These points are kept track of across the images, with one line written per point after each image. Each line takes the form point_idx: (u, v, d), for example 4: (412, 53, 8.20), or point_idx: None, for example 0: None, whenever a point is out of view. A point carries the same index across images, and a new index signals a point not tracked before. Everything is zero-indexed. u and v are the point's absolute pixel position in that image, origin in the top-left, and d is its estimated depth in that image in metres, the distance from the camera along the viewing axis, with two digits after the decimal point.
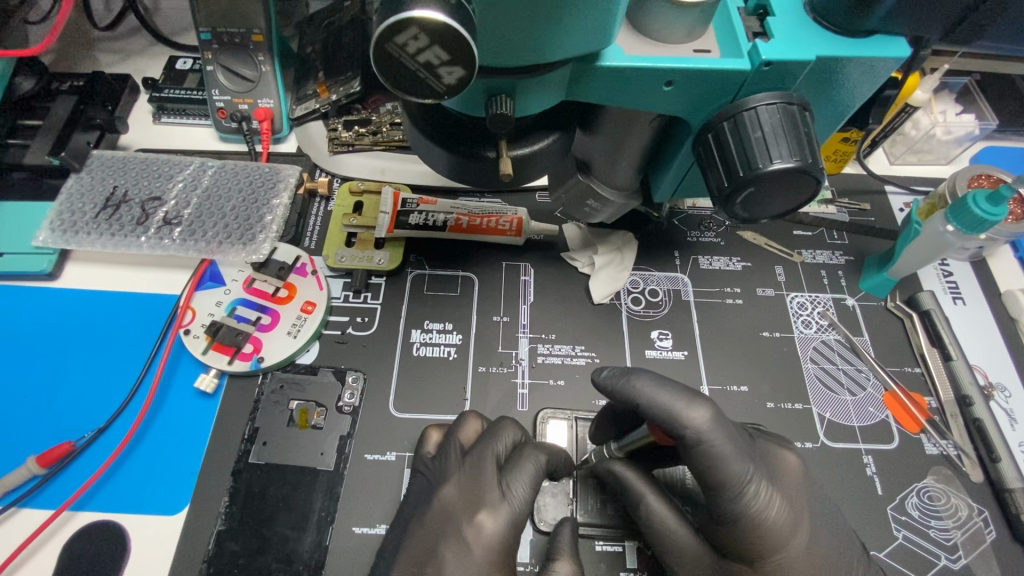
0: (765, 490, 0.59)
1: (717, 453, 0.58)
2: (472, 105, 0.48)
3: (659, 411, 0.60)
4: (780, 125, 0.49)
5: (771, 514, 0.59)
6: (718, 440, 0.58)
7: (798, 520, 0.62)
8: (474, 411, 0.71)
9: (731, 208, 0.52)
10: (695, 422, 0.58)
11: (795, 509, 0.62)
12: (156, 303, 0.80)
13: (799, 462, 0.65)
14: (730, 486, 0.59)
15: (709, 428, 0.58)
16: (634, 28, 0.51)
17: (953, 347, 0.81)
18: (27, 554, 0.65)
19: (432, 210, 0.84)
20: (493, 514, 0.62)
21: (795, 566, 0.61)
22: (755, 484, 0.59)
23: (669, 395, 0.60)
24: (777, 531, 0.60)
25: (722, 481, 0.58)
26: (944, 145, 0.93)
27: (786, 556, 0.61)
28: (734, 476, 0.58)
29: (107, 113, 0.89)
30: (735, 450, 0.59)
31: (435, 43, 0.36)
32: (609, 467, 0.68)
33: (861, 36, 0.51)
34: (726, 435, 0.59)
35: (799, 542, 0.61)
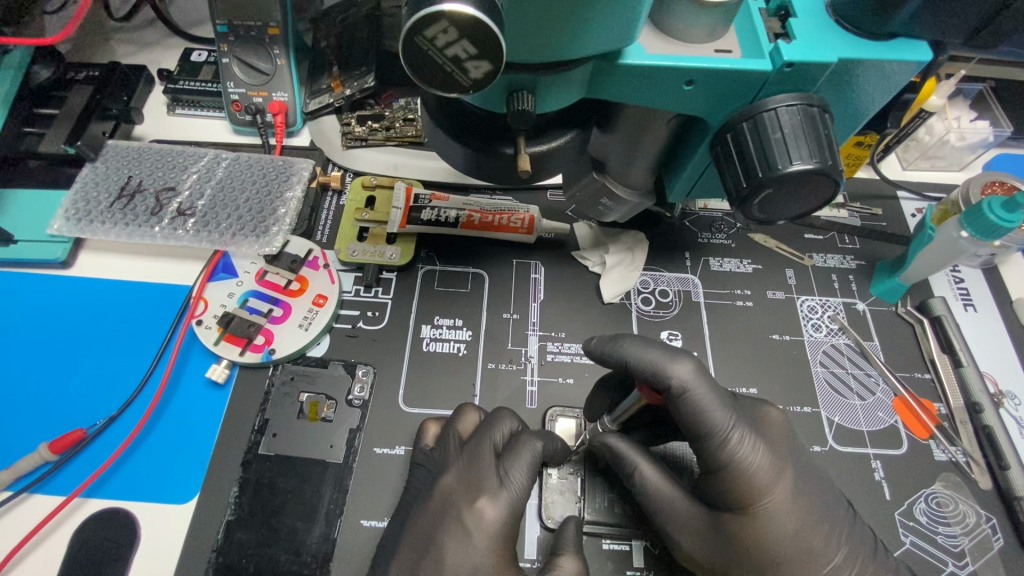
0: (749, 439, 0.61)
1: (702, 402, 0.60)
2: (493, 102, 0.48)
3: (645, 366, 0.61)
4: (800, 126, 0.49)
5: (755, 461, 0.60)
6: (702, 390, 0.60)
7: (785, 469, 0.62)
8: (472, 403, 0.72)
9: (749, 208, 0.52)
10: (681, 374, 0.60)
11: (779, 457, 0.63)
12: (168, 294, 0.81)
13: (783, 417, 0.66)
14: (714, 434, 0.60)
15: (694, 380, 0.60)
16: (655, 28, 0.51)
17: (965, 353, 0.81)
18: (39, 538, 0.66)
19: (445, 206, 0.84)
20: (493, 501, 0.62)
21: (783, 513, 0.61)
22: (739, 432, 0.60)
23: (655, 351, 0.61)
24: (764, 478, 0.61)
25: (706, 431, 0.60)
26: (958, 152, 0.92)
27: (775, 504, 0.61)
28: (718, 425, 0.60)
29: (122, 104, 0.90)
30: (717, 399, 0.60)
31: (464, 37, 0.36)
32: (604, 441, 0.68)
33: (882, 40, 0.51)
34: (709, 386, 0.60)
35: (787, 491, 0.61)
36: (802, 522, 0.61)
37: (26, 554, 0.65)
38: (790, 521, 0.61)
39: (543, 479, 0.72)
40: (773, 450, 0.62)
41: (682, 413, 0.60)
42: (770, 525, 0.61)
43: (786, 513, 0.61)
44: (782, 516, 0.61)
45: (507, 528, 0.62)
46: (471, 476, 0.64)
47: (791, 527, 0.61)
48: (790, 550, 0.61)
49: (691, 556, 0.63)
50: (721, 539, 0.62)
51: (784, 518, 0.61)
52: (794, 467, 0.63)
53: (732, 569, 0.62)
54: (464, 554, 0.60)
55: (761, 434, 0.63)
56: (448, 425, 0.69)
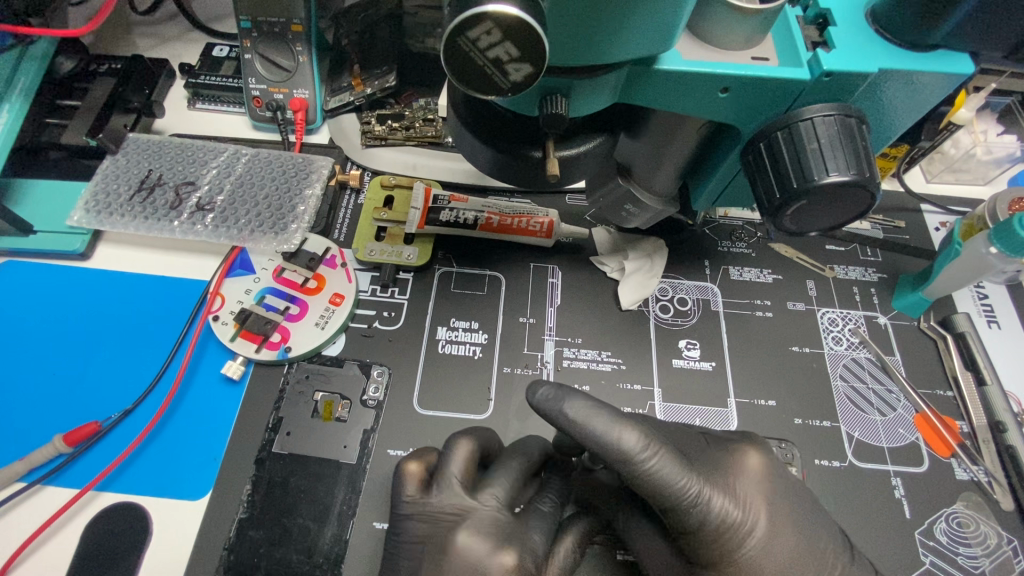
0: (716, 497, 0.59)
1: (658, 473, 0.58)
2: (525, 104, 0.47)
3: (591, 435, 0.58)
4: (837, 137, 0.48)
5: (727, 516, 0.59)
6: (654, 460, 0.58)
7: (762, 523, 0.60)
8: (468, 434, 0.66)
9: (780, 219, 0.52)
10: (635, 447, 0.58)
11: (756, 511, 0.60)
12: (186, 289, 0.81)
13: (764, 465, 0.63)
14: (678, 498, 0.58)
15: (639, 446, 0.58)
16: (691, 32, 0.50)
17: (988, 371, 0.79)
18: (52, 531, 0.66)
19: (464, 208, 0.82)
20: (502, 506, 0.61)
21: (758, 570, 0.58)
22: (702, 490, 0.59)
23: (602, 420, 0.59)
24: (736, 535, 0.59)
25: (669, 495, 0.58)
26: (984, 166, 0.91)
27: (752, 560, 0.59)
28: (681, 491, 0.58)
29: (144, 97, 0.89)
30: (671, 462, 0.58)
31: (507, 39, 0.36)
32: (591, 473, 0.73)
33: (924, 50, 0.50)
34: (661, 454, 0.58)
35: (762, 546, 0.59)
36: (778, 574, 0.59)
37: (40, 545, 0.65)
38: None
39: None
40: (745, 504, 0.60)
41: (638, 484, 0.58)
42: None
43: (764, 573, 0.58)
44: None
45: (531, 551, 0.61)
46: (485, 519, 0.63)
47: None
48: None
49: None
50: None
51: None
52: (772, 522, 0.60)
53: None
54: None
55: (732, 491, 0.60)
56: (442, 464, 0.64)
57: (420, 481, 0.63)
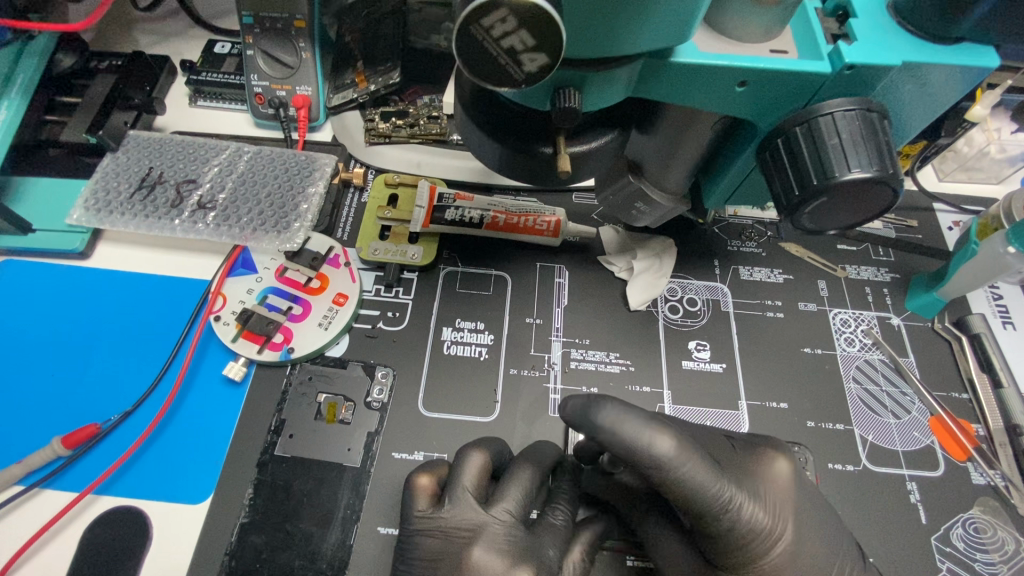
0: (745, 504, 0.57)
1: (692, 479, 0.55)
2: (537, 98, 0.45)
3: (625, 444, 0.53)
4: (859, 132, 0.46)
5: (754, 524, 0.57)
6: (688, 467, 0.54)
7: (784, 526, 0.59)
8: (479, 445, 0.65)
9: (798, 217, 0.50)
10: (667, 455, 0.54)
11: (779, 516, 0.59)
12: (187, 289, 0.79)
13: (789, 469, 0.62)
14: (710, 506, 0.56)
15: (674, 456, 0.54)
16: (707, 24, 0.49)
17: (1005, 373, 0.78)
18: (50, 535, 0.65)
19: (469, 206, 0.81)
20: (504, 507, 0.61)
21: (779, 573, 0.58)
22: (735, 498, 0.56)
23: (633, 425, 0.54)
24: (760, 541, 0.58)
25: (702, 504, 0.55)
26: (997, 164, 0.89)
27: (773, 564, 0.58)
28: (713, 498, 0.55)
29: (145, 94, 0.88)
30: (708, 471, 0.55)
31: (523, 27, 0.34)
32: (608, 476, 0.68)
33: (948, 43, 0.48)
34: (695, 461, 0.55)
35: (786, 551, 0.58)
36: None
37: (38, 550, 0.64)
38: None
39: None
40: (771, 509, 0.59)
41: (669, 490, 0.55)
42: None
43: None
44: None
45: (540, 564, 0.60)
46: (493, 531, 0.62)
47: None
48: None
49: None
50: None
51: None
52: (794, 526, 0.60)
53: None
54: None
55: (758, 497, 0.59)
56: (453, 478, 0.63)
57: (432, 495, 0.63)
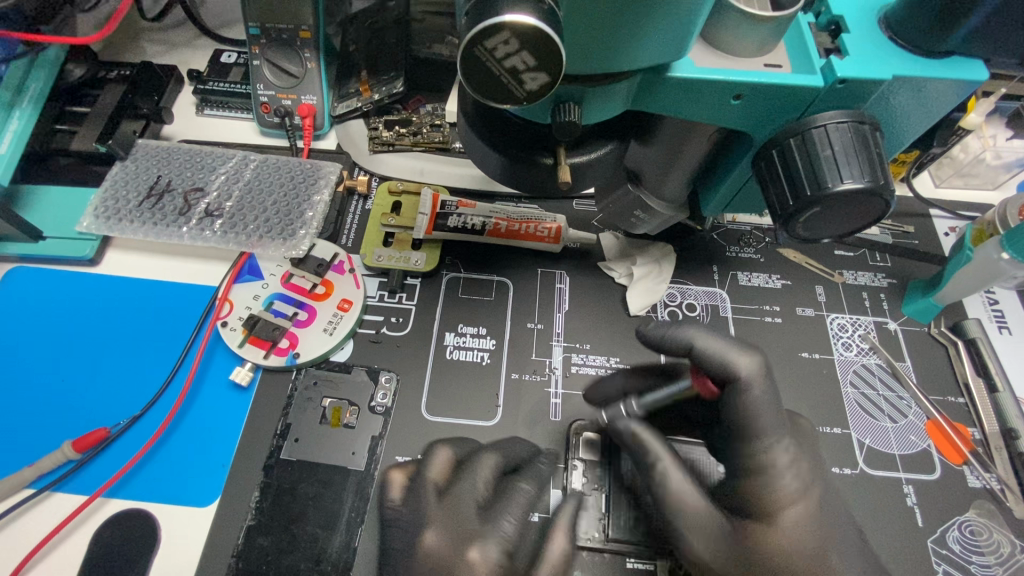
0: (792, 450, 0.59)
1: (753, 397, 0.59)
2: (537, 112, 0.47)
3: (713, 353, 0.61)
4: (851, 144, 0.48)
5: (793, 471, 0.59)
6: (760, 385, 0.59)
7: (812, 486, 0.60)
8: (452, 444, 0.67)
9: (793, 226, 0.51)
10: (741, 367, 0.59)
11: (812, 474, 0.61)
12: (194, 295, 0.81)
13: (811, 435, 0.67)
14: (765, 435, 0.58)
15: (756, 373, 0.59)
16: (703, 39, 0.50)
17: (1000, 378, 0.79)
18: (61, 537, 0.66)
19: (471, 213, 0.83)
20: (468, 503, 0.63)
21: (801, 530, 0.58)
22: (786, 439, 0.59)
23: (720, 343, 0.61)
24: (792, 490, 0.58)
25: (761, 429, 0.58)
26: (992, 170, 0.90)
27: (796, 517, 0.58)
28: (762, 427, 0.58)
29: (153, 104, 0.89)
30: (774, 404, 0.60)
31: (524, 49, 0.36)
32: (635, 426, 0.61)
33: (937, 57, 0.50)
34: (766, 385, 0.59)
35: (811, 508, 0.59)
36: (821, 530, 0.59)
37: (50, 550, 0.65)
38: (793, 548, 0.58)
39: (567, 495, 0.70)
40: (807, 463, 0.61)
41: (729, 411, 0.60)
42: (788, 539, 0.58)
43: (790, 538, 0.58)
44: (782, 543, 0.58)
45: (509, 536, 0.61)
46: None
47: (808, 542, 0.58)
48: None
49: (699, 559, 0.54)
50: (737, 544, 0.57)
51: (799, 533, 0.58)
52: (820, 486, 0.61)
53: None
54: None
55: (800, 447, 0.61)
56: (447, 479, 0.65)
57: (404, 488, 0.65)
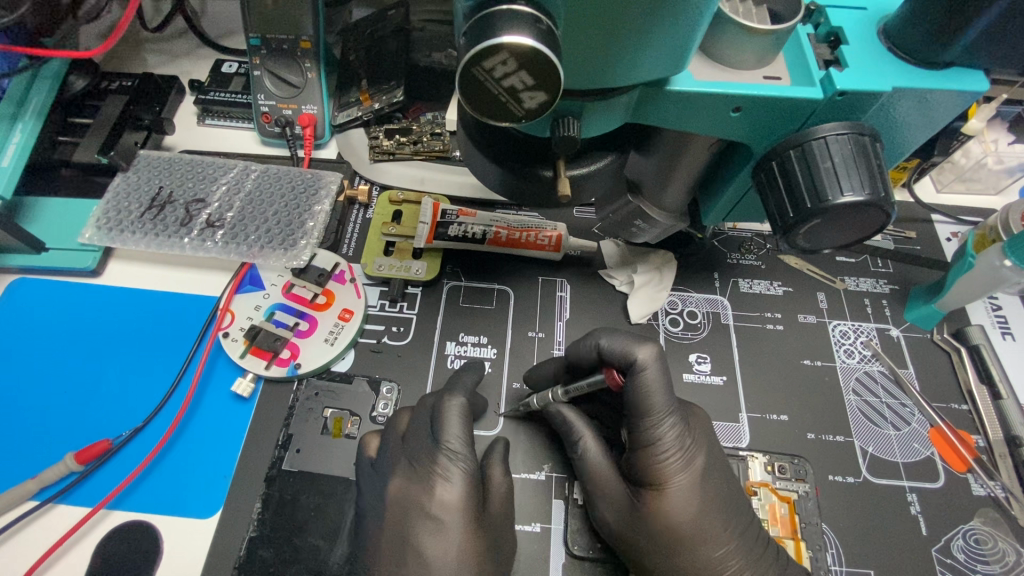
0: (670, 428, 0.63)
1: (643, 382, 0.63)
2: (536, 126, 0.47)
3: (615, 348, 0.65)
4: (851, 156, 0.48)
5: (669, 445, 0.63)
6: (654, 376, 0.63)
7: (695, 459, 0.64)
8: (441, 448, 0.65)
9: (793, 237, 0.51)
10: (641, 359, 0.63)
11: (693, 447, 0.64)
12: (196, 306, 0.81)
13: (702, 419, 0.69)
14: (647, 412, 0.63)
15: (653, 363, 0.63)
16: (703, 51, 0.50)
17: (1004, 385, 0.78)
18: (63, 550, 0.66)
19: (471, 222, 0.83)
20: (447, 485, 0.63)
21: (683, 498, 0.63)
22: (671, 418, 0.63)
23: (625, 339, 0.65)
24: (668, 462, 0.63)
25: (644, 407, 0.63)
26: (995, 175, 0.90)
27: (677, 487, 0.63)
28: (652, 406, 0.62)
29: (154, 114, 0.90)
30: (665, 385, 0.63)
31: (522, 69, 0.36)
32: (559, 409, 0.69)
33: (937, 67, 0.50)
34: (660, 374, 0.63)
35: (691, 479, 0.63)
36: (707, 500, 0.64)
37: (52, 564, 0.65)
38: (680, 517, 0.63)
39: (568, 506, 0.70)
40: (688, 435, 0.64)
41: (630, 398, 0.64)
42: (674, 507, 0.63)
43: (679, 507, 0.63)
44: (674, 512, 0.63)
45: (471, 473, 0.64)
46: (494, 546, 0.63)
47: (694, 508, 0.63)
48: (669, 550, 0.63)
49: (608, 525, 0.65)
50: (636, 511, 0.64)
51: (685, 501, 0.63)
52: (703, 457, 0.65)
53: (641, 542, 0.64)
54: (443, 543, 0.61)
55: (688, 424, 0.64)
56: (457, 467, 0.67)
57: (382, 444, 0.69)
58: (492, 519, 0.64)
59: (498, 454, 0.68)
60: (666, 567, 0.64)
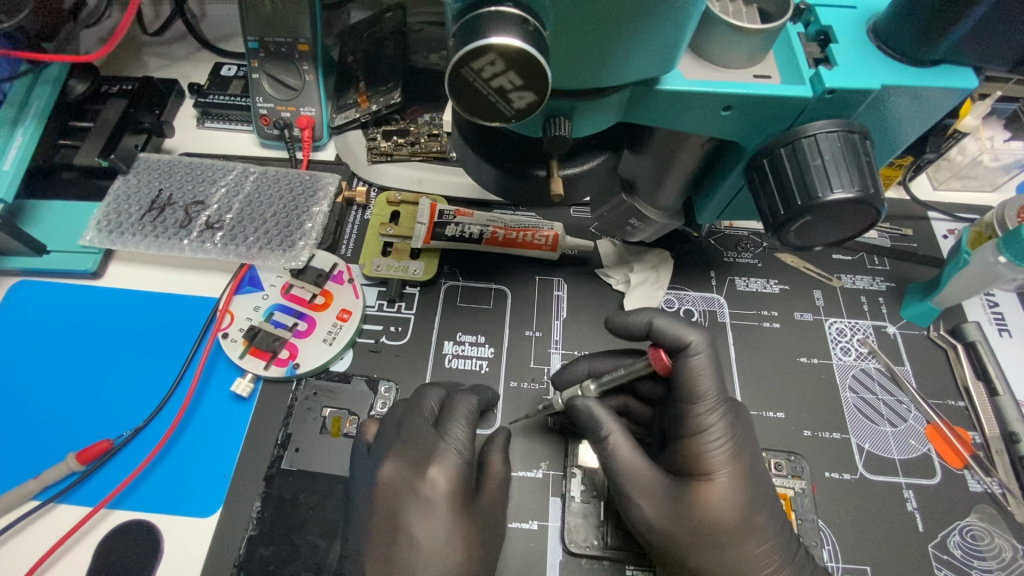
0: (717, 419, 0.64)
1: (693, 366, 0.65)
2: (529, 126, 0.48)
3: (667, 328, 0.67)
4: (840, 154, 0.48)
5: (717, 436, 0.63)
6: (704, 362, 0.65)
7: (742, 455, 0.63)
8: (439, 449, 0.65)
9: (784, 234, 0.52)
10: (693, 342, 0.66)
11: (742, 442, 0.64)
12: (195, 308, 0.82)
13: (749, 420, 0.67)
14: (693, 399, 0.65)
15: (704, 348, 0.66)
16: (693, 51, 0.51)
17: (1000, 381, 0.78)
18: (65, 549, 0.67)
19: (469, 222, 0.83)
20: (443, 470, 0.64)
21: (730, 493, 0.62)
22: (718, 408, 0.64)
23: (674, 321, 0.67)
24: (715, 453, 0.63)
25: (692, 395, 0.65)
26: (991, 172, 0.90)
27: (722, 482, 0.62)
28: (700, 392, 0.64)
29: (154, 118, 0.91)
30: (715, 375, 0.65)
31: (510, 69, 0.36)
32: (587, 404, 0.66)
33: (926, 65, 0.50)
34: (710, 361, 0.65)
35: (736, 473, 0.62)
36: (753, 496, 0.63)
37: (53, 563, 0.66)
38: (726, 512, 0.61)
39: (566, 503, 0.70)
40: (736, 429, 0.64)
41: (677, 383, 0.66)
42: (718, 503, 0.61)
43: (722, 503, 0.61)
44: (718, 507, 0.61)
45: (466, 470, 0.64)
46: (491, 544, 0.64)
47: (737, 505, 0.62)
48: (712, 547, 0.61)
49: (651, 522, 0.62)
50: (679, 506, 0.62)
51: (731, 496, 0.62)
52: (750, 452, 0.64)
53: (683, 539, 0.61)
54: (437, 543, 0.61)
55: (736, 416, 0.65)
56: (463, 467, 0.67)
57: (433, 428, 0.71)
58: (489, 518, 0.65)
59: (495, 448, 0.68)
60: (708, 566, 0.61)
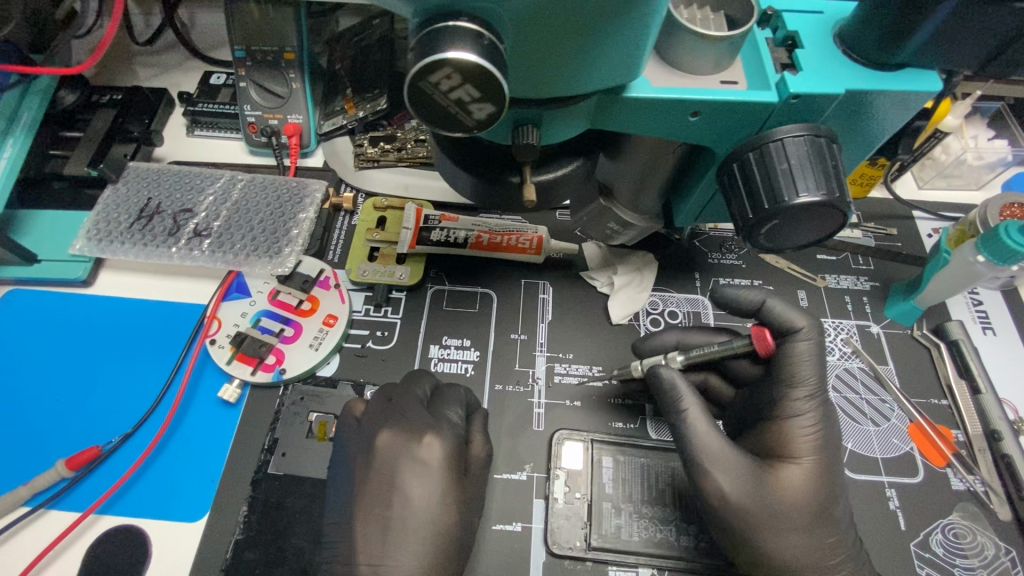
0: (810, 406, 0.63)
1: (798, 350, 0.64)
2: (499, 133, 0.48)
3: (777, 312, 0.66)
4: (807, 158, 0.49)
5: (809, 424, 0.63)
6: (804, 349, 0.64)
7: (829, 445, 0.63)
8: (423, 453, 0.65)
9: (755, 238, 0.52)
10: (802, 328, 0.65)
11: (833, 433, 0.64)
12: (183, 315, 0.82)
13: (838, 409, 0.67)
14: (793, 382, 0.64)
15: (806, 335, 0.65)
16: (660, 58, 0.51)
17: (983, 379, 0.79)
18: (54, 555, 0.67)
19: (454, 227, 0.84)
20: (438, 436, 0.66)
21: (813, 479, 0.61)
22: (815, 395, 0.63)
23: (782, 304, 0.66)
24: (805, 440, 0.62)
25: (791, 378, 0.64)
26: (976, 171, 0.91)
27: (801, 468, 0.61)
28: (801, 376, 0.64)
29: (144, 127, 0.92)
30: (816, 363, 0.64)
31: (468, 82, 0.37)
32: (672, 374, 0.66)
33: (892, 69, 0.51)
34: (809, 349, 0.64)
35: (818, 462, 0.62)
36: (831, 487, 0.62)
37: (41, 570, 0.67)
38: (803, 497, 0.61)
39: (549, 504, 0.71)
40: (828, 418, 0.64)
41: (777, 367, 0.65)
42: (796, 489, 0.61)
43: (801, 489, 0.61)
44: (797, 491, 0.61)
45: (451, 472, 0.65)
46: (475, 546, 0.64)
47: (814, 493, 0.61)
48: (781, 529, 0.60)
49: (728, 496, 0.60)
50: (759, 485, 0.61)
51: (812, 482, 0.61)
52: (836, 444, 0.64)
53: (757, 516, 0.60)
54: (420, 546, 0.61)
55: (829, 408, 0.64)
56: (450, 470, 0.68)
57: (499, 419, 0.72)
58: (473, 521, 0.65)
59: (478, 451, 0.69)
60: (775, 548, 0.60)
